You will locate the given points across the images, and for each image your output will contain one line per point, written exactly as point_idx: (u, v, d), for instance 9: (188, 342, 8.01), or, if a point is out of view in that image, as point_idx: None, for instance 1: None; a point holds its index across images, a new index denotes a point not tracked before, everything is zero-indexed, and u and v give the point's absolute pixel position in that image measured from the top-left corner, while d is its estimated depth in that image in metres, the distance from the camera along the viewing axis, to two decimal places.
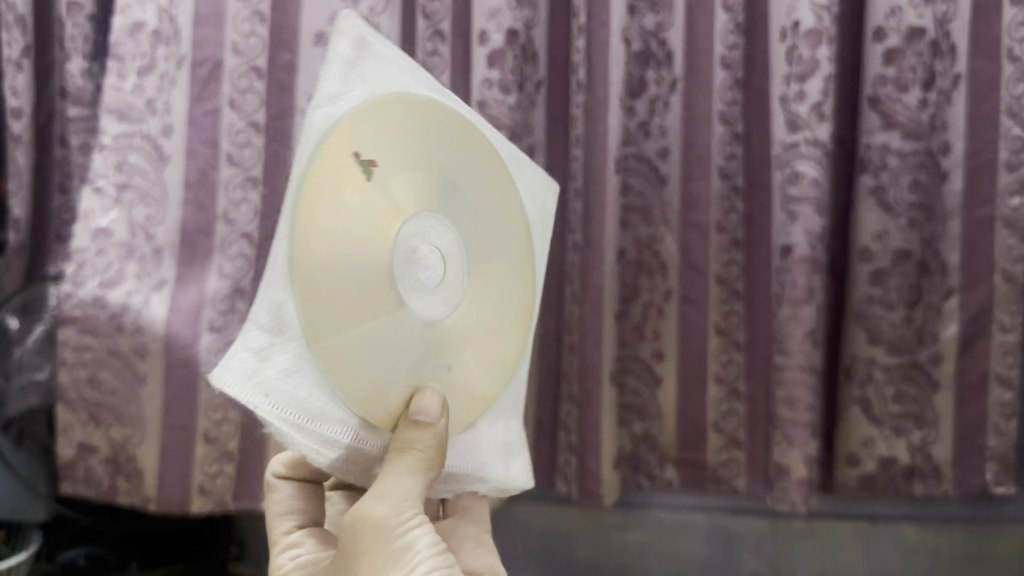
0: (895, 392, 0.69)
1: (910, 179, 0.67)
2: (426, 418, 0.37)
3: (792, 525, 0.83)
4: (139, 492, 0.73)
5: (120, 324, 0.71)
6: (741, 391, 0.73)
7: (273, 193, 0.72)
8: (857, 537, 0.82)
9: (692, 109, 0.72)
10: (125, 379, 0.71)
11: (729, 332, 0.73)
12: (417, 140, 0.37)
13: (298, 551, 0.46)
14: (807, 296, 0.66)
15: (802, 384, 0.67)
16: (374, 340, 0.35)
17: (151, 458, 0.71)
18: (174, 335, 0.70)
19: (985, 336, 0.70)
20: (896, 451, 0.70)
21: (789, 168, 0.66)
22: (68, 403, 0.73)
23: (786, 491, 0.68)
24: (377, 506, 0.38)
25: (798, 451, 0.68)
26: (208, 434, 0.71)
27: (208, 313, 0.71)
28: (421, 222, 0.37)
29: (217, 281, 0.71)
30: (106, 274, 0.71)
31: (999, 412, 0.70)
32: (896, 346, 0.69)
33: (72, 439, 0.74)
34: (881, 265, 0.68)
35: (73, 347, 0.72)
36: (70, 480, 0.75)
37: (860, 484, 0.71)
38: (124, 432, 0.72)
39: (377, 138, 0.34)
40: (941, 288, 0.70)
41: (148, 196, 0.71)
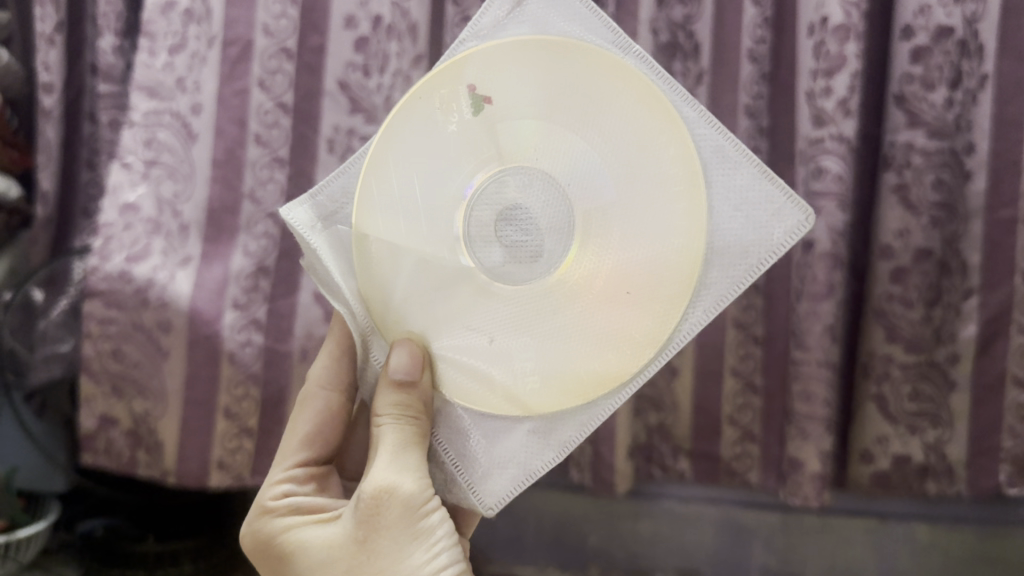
0: (911, 390, 0.70)
1: (933, 178, 0.67)
2: (398, 375, 0.48)
3: (804, 519, 0.83)
4: (159, 465, 0.74)
5: (146, 298, 0.71)
6: (758, 385, 0.73)
7: (299, 174, 0.72)
8: (868, 534, 0.82)
9: (718, 102, 0.71)
10: (148, 352, 0.72)
11: (748, 326, 0.73)
12: (518, 86, 0.51)
13: (291, 488, 0.53)
14: (827, 292, 0.67)
15: (818, 378, 0.68)
16: (416, 264, 0.52)
17: (172, 432, 0.73)
18: (197, 312, 0.71)
19: (1004, 337, 0.69)
20: (911, 449, 0.71)
21: (814, 163, 0.67)
22: (91, 375, 0.73)
23: (799, 485, 0.70)
24: (402, 485, 0.47)
25: (812, 446, 0.69)
26: (228, 410, 0.72)
27: (232, 290, 0.71)
28: (516, 185, 0.52)
29: (242, 259, 0.72)
30: (132, 249, 0.71)
31: (1016, 415, 0.69)
32: (914, 344, 0.69)
33: (95, 410, 0.74)
34: (902, 263, 0.69)
35: (98, 320, 0.72)
36: (90, 451, 0.75)
37: (872, 481, 0.73)
38: (146, 405, 0.73)
39: (500, 80, 0.51)
40: (961, 288, 0.70)
41: (176, 172, 0.72)
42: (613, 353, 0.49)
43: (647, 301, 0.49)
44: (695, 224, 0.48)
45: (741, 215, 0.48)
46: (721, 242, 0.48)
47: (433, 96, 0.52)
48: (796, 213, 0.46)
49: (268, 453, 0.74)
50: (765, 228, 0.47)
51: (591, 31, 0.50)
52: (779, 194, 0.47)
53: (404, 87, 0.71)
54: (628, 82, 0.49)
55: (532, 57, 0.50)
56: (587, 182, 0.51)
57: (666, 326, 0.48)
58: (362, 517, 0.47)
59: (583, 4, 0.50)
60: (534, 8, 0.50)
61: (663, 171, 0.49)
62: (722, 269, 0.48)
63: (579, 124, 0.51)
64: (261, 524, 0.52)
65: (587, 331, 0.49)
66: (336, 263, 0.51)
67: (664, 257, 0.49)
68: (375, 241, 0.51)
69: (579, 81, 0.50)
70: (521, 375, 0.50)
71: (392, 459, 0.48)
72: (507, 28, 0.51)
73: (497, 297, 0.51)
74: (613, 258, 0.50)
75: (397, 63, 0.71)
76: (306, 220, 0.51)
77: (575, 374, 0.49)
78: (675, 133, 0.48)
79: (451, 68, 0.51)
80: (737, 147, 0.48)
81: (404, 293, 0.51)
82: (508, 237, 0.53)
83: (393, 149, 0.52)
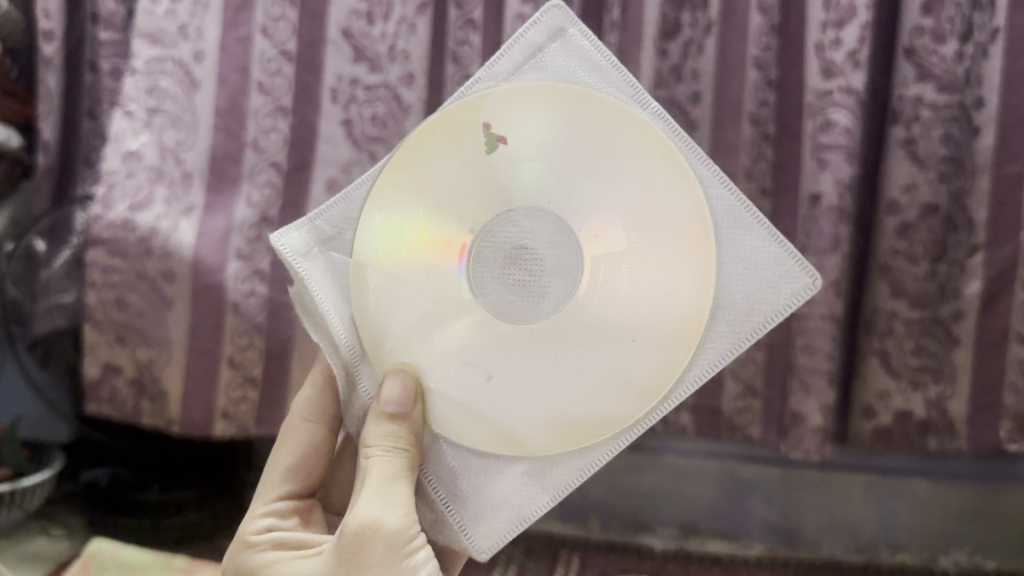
0: (914, 346, 0.71)
1: (942, 132, 0.67)
2: (390, 408, 0.47)
3: (806, 474, 0.84)
4: (163, 414, 0.75)
5: (149, 247, 0.70)
6: (761, 339, 0.73)
7: (302, 124, 0.71)
8: (868, 489, 0.83)
9: (727, 53, 0.69)
10: (152, 301, 0.72)
11: None
12: (531, 126, 0.49)
13: (274, 522, 0.53)
14: (833, 246, 0.67)
15: (823, 332, 0.69)
16: (413, 298, 0.50)
17: (177, 381, 0.73)
18: (201, 261, 0.71)
19: (1008, 294, 0.69)
20: (912, 404, 0.71)
21: (822, 117, 0.66)
22: (95, 324, 0.73)
23: (801, 439, 0.71)
24: (386, 521, 0.45)
25: (815, 400, 0.69)
26: (233, 359, 0.72)
27: (236, 240, 0.71)
28: (527, 223, 0.50)
29: (245, 210, 0.71)
30: (136, 197, 0.70)
31: (1017, 371, 0.69)
32: (919, 300, 0.70)
33: (99, 358, 0.74)
34: (908, 219, 0.68)
35: (102, 269, 0.71)
36: (95, 400, 0.76)
37: (874, 436, 0.73)
38: (150, 354, 0.73)
39: (515, 118, 0.48)
40: (966, 245, 0.69)
41: (179, 121, 0.71)
42: (615, 401, 0.48)
43: (651, 351, 0.48)
44: (704, 279, 0.47)
45: (746, 272, 0.48)
46: (727, 299, 0.48)
47: (446, 128, 0.49)
48: (803, 277, 0.47)
49: (273, 402, 0.75)
50: (771, 292, 0.48)
51: (608, 81, 0.48)
52: (786, 257, 0.47)
53: (408, 35, 0.71)
54: (647, 138, 0.47)
55: (550, 101, 0.48)
56: (598, 227, 0.49)
57: (672, 376, 0.48)
58: (345, 554, 0.45)
59: (604, 55, 0.48)
60: (553, 57, 0.49)
61: (675, 222, 0.47)
62: (727, 324, 0.48)
63: (592, 167, 0.48)
64: (245, 556, 0.52)
65: (590, 379, 0.49)
66: (329, 292, 0.49)
67: (672, 310, 0.48)
68: (372, 276, 0.49)
69: (597, 127, 0.48)
70: (520, 419, 0.49)
71: (379, 493, 0.46)
72: (524, 74, 0.49)
73: (499, 337, 0.49)
74: (619, 306, 0.49)
75: (401, 10, 0.71)
76: (299, 246, 0.49)
77: (575, 420, 0.48)
78: (691, 188, 0.47)
79: (467, 102, 0.48)
80: (749, 211, 0.48)
81: (400, 330, 0.50)
82: (517, 278, 0.50)
83: (398, 181, 0.49)
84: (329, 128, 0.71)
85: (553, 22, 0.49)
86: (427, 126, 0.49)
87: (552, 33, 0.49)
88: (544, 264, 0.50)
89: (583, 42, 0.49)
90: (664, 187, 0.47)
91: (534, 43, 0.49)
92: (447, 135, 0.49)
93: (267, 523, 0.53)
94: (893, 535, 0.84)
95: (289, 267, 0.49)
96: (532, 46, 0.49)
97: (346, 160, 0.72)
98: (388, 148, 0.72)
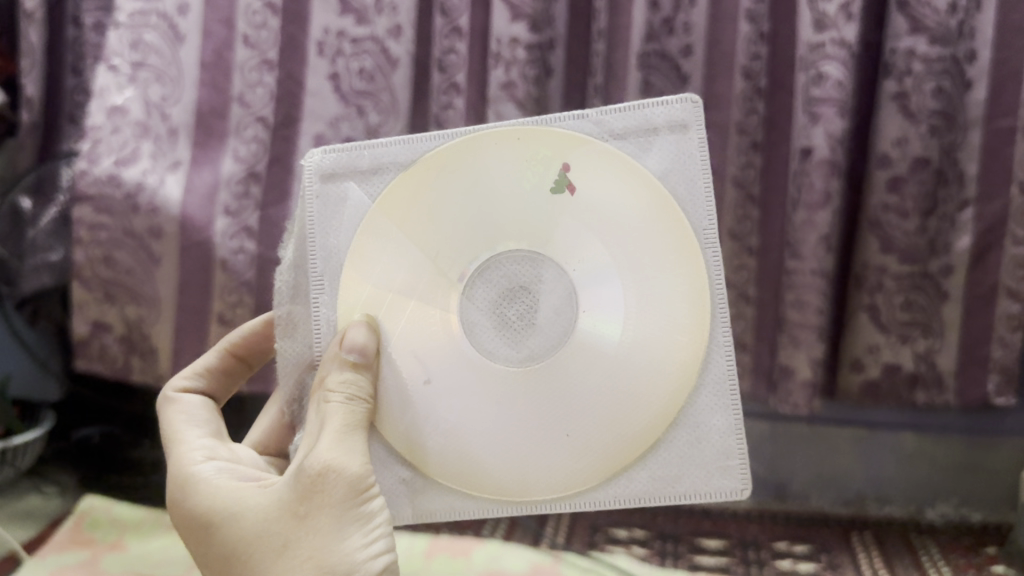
0: (904, 301, 0.71)
1: (933, 86, 0.66)
2: (356, 354, 0.45)
3: (794, 429, 0.85)
4: (154, 371, 0.75)
5: (136, 203, 0.70)
6: (751, 296, 0.74)
7: (289, 78, 0.69)
8: (856, 442, 0.84)
9: (719, 4, 0.68)
10: (140, 258, 0.71)
11: (743, 237, 0.73)
12: (585, 183, 0.47)
13: (209, 446, 0.48)
14: (824, 201, 0.67)
15: (812, 288, 0.69)
16: (387, 263, 0.48)
17: (166, 337, 0.73)
18: (189, 217, 0.70)
19: (997, 248, 0.69)
20: (901, 358, 0.72)
21: (814, 70, 0.65)
22: (83, 282, 0.73)
23: (790, 393, 0.72)
24: (349, 465, 0.42)
25: (804, 354, 0.70)
26: (223, 317, 0.72)
27: (223, 196, 0.70)
28: (513, 257, 0.48)
29: (232, 165, 0.70)
30: (121, 152, 0.70)
31: (1007, 325, 0.71)
32: (908, 255, 0.70)
33: (87, 316, 0.74)
34: (899, 172, 0.68)
35: (89, 226, 0.71)
36: (84, 357, 0.76)
37: (862, 389, 0.74)
38: (139, 311, 0.73)
39: (582, 170, 0.47)
40: (957, 199, 0.69)
41: (164, 75, 0.70)
42: (528, 481, 0.47)
43: (586, 450, 0.48)
44: (666, 412, 0.48)
45: (691, 431, 0.48)
46: (669, 446, 0.48)
47: (524, 141, 0.47)
48: (736, 481, 0.47)
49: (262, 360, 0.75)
50: (703, 475, 0.48)
51: (683, 193, 0.47)
52: (734, 454, 0.47)
53: None
54: (681, 242, 0.47)
55: (620, 175, 0.47)
56: (599, 290, 0.47)
57: (583, 481, 0.48)
58: (302, 488, 0.41)
59: (705, 182, 0.47)
60: (658, 145, 0.47)
61: (674, 320, 0.47)
62: (651, 471, 0.48)
63: (608, 233, 0.47)
64: (179, 473, 0.45)
65: (525, 454, 0.47)
66: (342, 216, 0.48)
67: (635, 415, 0.48)
68: (375, 220, 0.48)
69: (633, 214, 0.47)
70: (438, 442, 0.47)
71: (338, 436, 0.43)
72: (625, 141, 0.47)
73: (480, 376, 0.47)
74: (596, 391, 0.48)
75: None
76: (325, 169, 0.48)
77: (481, 476, 0.47)
78: (700, 325, 0.47)
79: (563, 136, 0.47)
80: (734, 397, 0.47)
81: (364, 288, 0.48)
82: (506, 311, 0.48)
83: (455, 161, 0.48)
84: (316, 83, 0.69)
85: (680, 115, 0.47)
86: (520, 131, 0.47)
87: (672, 128, 0.47)
88: (534, 312, 0.48)
89: (693, 154, 0.47)
90: (666, 279, 0.47)
91: (655, 126, 0.47)
92: (516, 145, 0.47)
93: (205, 439, 0.49)
94: (880, 487, 0.85)
95: (311, 152, 0.48)
96: (650, 122, 0.47)
97: (335, 115, 0.70)
98: (377, 103, 0.70)
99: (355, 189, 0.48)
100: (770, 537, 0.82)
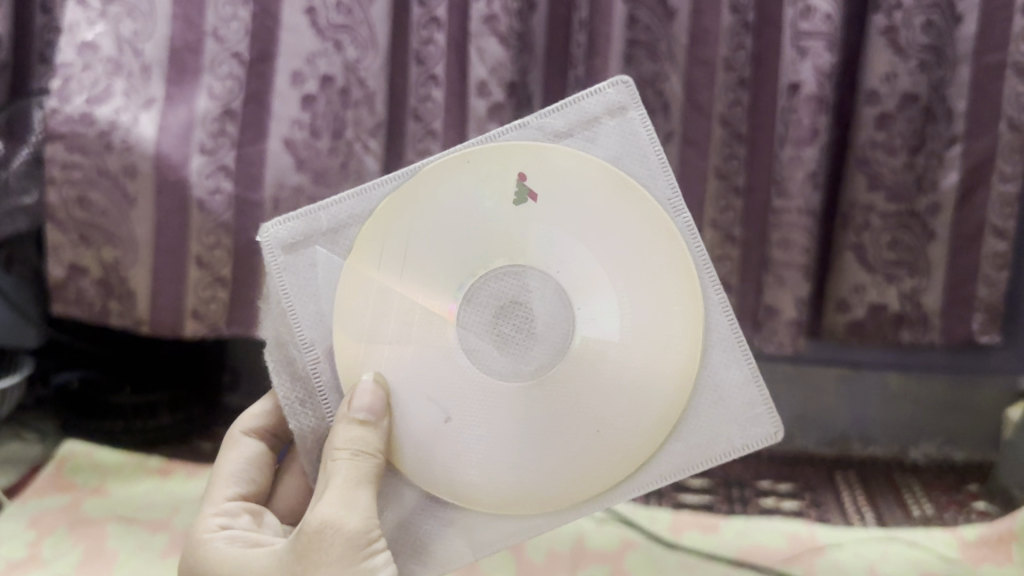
0: (891, 240, 0.70)
1: (924, 20, 0.65)
2: (365, 412, 0.45)
3: (781, 370, 0.85)
4: (132, 315, 0.74)
5: (109, 142, 0.68)
6: (737, 237, 0.73)
7: (264, 13, 0.68)
8: (841, 382, 0.85)
9: None
10: (115, 198, 0.70)
11: (729, 177, 0.71)
12: (556, 185, 0.46)
13: (229, 521, 0.48)
14: (812, 137, 0.66)
15: (798, 227, 0.68)
16: (377, 307, 0.47)
17: (145, 279, 0.72)
18: (164, 156, 0.68)
19: (984, 186, 0.68)
20: (887, 298, 0.72)
21: (802, 2, 0.64)
22: (58, 224, 0.71)
23: (775, 331, 0.71)
24: (347, 519, 0.42)
25: (789, 292, 0.70)
26: (201, 259, 0.71)
27: (198, 134, 0.69)
28: (514, 275, 0.46)
29: (208, 102, 0.68)
30: (93, 90, 0.68)
31: (993, 263, 0.70)
32: (896, 193, 0.69)
33: (63, 259, 0.73)
34: (887, 109, 0.67)
35: (62, 165, 0.69)
36: (62, 300, 0.75)
37: (848, 329, 0.74)
38: (115, 254, 0.71)
39: (548, 174, 0.46)
40: (945, 136, 0.68)
41: (135, 10, 0.68)
42: (565, 486, 0.47)
43: (614, 446, 0.47)
44: (681, 389, 0.47)
45: (717, 398, 0.47)
46: (694, 413, 0.47)
47: (474, 161, 0.46)
48: (766, 425, 0.47)
49: (241, 302, 0.74)
50: (735, 431, 0.47)
51: (639, 169, 0.47)
52: (759, 400, 0.47)
53: None
54: (658, 227, 0.46)
55: (583, 169, 0.46)
56: (594, 298, 0.46)
57: (619, 475, 0.47)
58: (299, 551, 0.42)
59: (655, 151, 0.47)
60: (603, 133, 0.48)
61: (668, 308, 0.46)
62: (684, 442, 0.47)
63: (596, 231, 0.46)
64: (195, 556, 0.46)
65: (550, 459, 0.47)
66: (318, 285, 0.48)
67: (651, 403, 0.46)
68: (354, 274, 0.47)
69: (612, 204, 0.46)
70: (462, 469, 0.47)
71: (342, 494, 0.43)
72: (573, 138, 0.48)
73: (482, 399, 0.46)
74: (607, 389, 0.46)
75: None
76: (286, 239, 0.48)
77: (518, 491, 0.47)
78: (691, 299, 0.46)
79: (513, 148, 0.46)
80: (742, 346, 0.47)
81: (358, 338, 0.47)
82: (505, 334, 0.46)
83: (412, 195, 0.47)
84: (293, 18, 0.68)
85: (616, 99, 0.47)
86: (465, 155, 0.46)
87: (613, 113, 0.47)
88: (531, 329, 0.46)
89: (639, 130, 0.47)
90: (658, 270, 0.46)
91: (592, 114, 0.48)
92: (469, 166, 0.46)
93: (234, 503, 0.50)
94: (864, 428, 0.85)
95: (264, 229, 0.48)
96: (588, 113, 0.48)
97: (309, 49, 0.69)
98: (355, 38, 0.69)
99: (320, 252, 0.48)
100: (755, 476, 0.82)
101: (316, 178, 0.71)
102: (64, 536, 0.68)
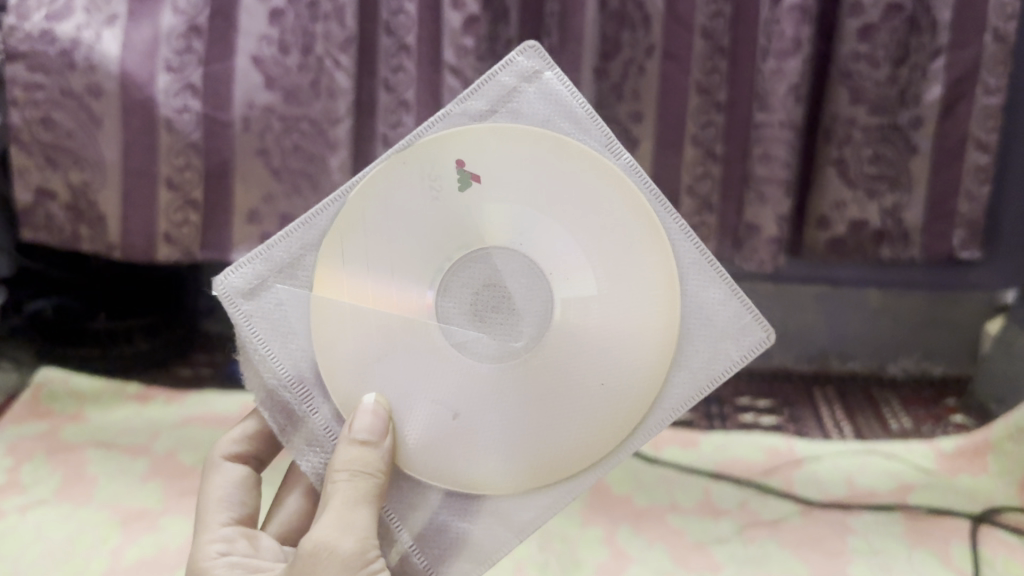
0: (872, 154, 0.70)
1: None
2: (365, 434, 0.41)
3: (761, 289, 0.83)
4: (104, 240, 0.72)
5: (72, 61, 0.66)
6: (718, 153, 0.71)
7: None
8: (818, 299, 0.84)
9: None
10: (81, 120, 0.68)
11: (711, 92, 0.69)
12: (505, 161, 0.43)
13: (229, 548, 0.43)
14: (795, 48, 0.65)
15: (780, 140, 0.67)
16: (357, 321, 0.43)
17: (115, 204, 0.70)
18: (129, 75, 0.66)
19: (969, 98, 0.67)
20: (868, 214, 0.71)
21: None
22: (23, 146, 0.70)
23: (756, 249, 0.72)
24: (343, 543, 0.38)
25: (770, 210, 0.70)
26: (171, 181, 0.70)
27: (164, 52, 0.66)
28: (497, 258, 0.43)
29: (172, 18, 0.66)
30: (52, 6, 0.66)
31: (975, 177, 0.70)
32: (878, 106, 0.68)
33: (30, 183, 0.71)
34: (871, 20, 0.65)
35: (23, 86, 0.67)
36: (30, 226, 0.73)
37: (828, 246, 0.74)
38: (84, 177, 0.70)
39: (492, 152, 0.42)
40: (929, 48, 0.66)
41: None
42: (580, 445, 0.42)
43: (618, 400, 0.43)
44: (668, 331, 0.43)
45: (709, 323, 0.43)
46: (686, 344, 0.43)
47: (411, 163, 0.42)
48: (756, 332, 0.43)
49: (214, 227, 0.73)
50: (729, 345, 0.43)
51: (572, 127, 0.43)
52: (745, 311, 0.43)
53: None
54: (609, 180, 0.42)
55: (521, 138, 0.42)
56: (568, 270, 0.43)
57: (628, 422, 0.42)
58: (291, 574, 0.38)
59: (581, 104, 0.43)
60: (528, 103, 0.44)
61: (641, 264, 0.42)
62: (687, 372, 0.43)
63: (561, 196, 0.42)
64: None
65: (552, 422, 0.43)
66: (290, 319, 0.43)
67: (640, 353, 0.43)
68: (322, 299, 0.43)
69: (566, 165, 0.42)
70: (467, 461, 0.43)
71: (338, 514, 0.39)
72: (499, 116, 0.44)
73: (466, 391, 0.43)
74: (593, 353, 0.43)
75: None
76: (243, 286, 0.44)
77: (532, 459, 0.43)
78: (657, 244, 0.42)
79: (446, 138, 0.42)
80: (714, 265, 0.43)
81: (345, 361, 0.43)
82: (490, 324, 0.43)
83: (359, 210, 0.42)
84: None
85: (529, 65, 0.44)
86: (395, 159, 0.42)
87: (527, 78, 0.44)
88: (518, 313, 0.43)
89: (560, 87, 0.43)
90: (629, 229, 0.42)
91: (507, 87, 0.44)
92: (409, 168, 0.42)
93: (228, 528, 0.45)
94: (843, 345, 0.86)
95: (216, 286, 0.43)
96: (506, 87, 0.44)
97: None
98: None
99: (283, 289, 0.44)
100: (734, 394, 0.82)
101: (287, 96, 0.69)
102: (43, 462, 0.67)
